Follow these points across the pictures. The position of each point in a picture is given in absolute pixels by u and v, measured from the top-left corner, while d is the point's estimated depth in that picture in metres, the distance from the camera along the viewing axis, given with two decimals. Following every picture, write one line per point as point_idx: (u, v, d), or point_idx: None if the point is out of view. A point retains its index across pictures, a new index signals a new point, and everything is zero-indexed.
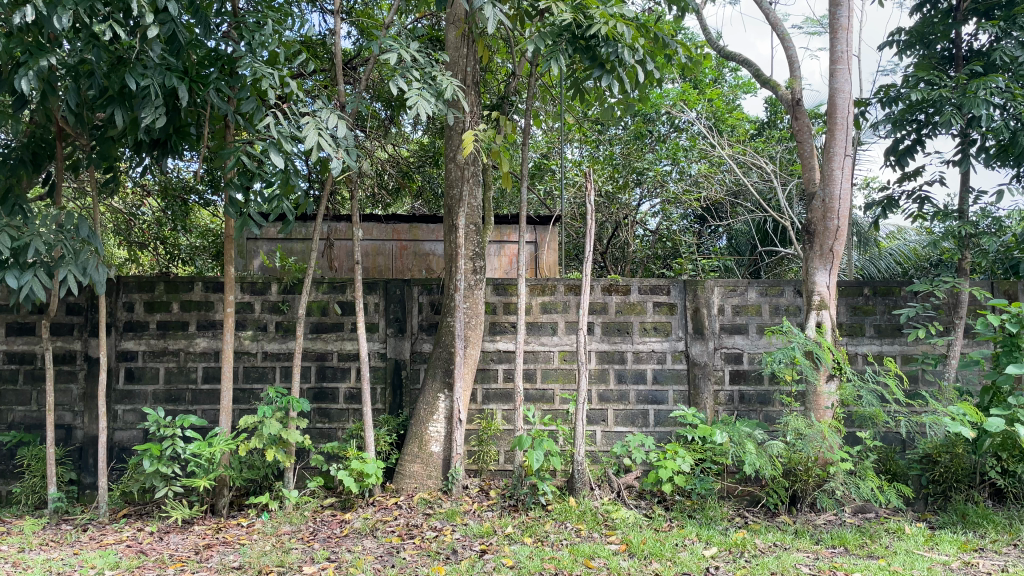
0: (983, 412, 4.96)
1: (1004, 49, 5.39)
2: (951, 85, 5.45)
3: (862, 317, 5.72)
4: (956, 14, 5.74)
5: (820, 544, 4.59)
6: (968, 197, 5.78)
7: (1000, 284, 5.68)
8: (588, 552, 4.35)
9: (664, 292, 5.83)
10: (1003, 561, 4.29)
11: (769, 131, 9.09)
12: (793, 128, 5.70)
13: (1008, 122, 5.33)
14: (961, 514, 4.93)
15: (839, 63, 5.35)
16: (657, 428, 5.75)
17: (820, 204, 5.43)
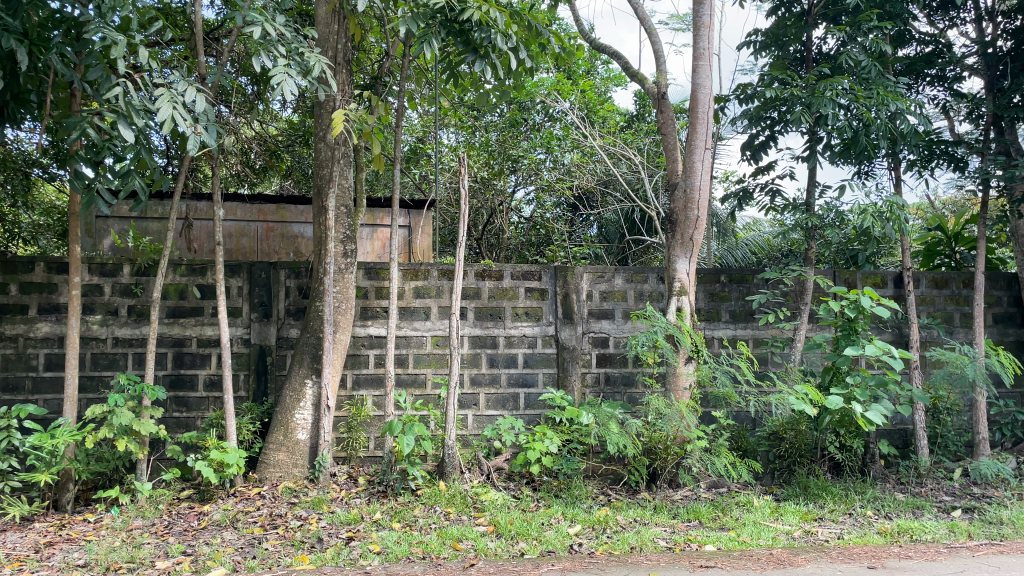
0: (824, 391, 5.32)
1: (850, 53, 5.78)
2: (801, 85, 5.81)
3: (718, 302, 6.05)
4: (807, 17, 6.11)
5: (676, 518, 4.83)
6: (814, 191, 6.19)
7: (842, 273, 6.18)
8: (456, 535, 4.37)
9: (535, 277, 5.92)
10: (839, 528, 4.65)
11: (637, 123, 9.41)
12: (659, 120, 5.92)
13: (851, 122, 5.74)
14: (804, 486, 5.30)
15: (701, 59, 5.59)
16: (527, 411, 5.85)
17: (682, 195, 5.67)
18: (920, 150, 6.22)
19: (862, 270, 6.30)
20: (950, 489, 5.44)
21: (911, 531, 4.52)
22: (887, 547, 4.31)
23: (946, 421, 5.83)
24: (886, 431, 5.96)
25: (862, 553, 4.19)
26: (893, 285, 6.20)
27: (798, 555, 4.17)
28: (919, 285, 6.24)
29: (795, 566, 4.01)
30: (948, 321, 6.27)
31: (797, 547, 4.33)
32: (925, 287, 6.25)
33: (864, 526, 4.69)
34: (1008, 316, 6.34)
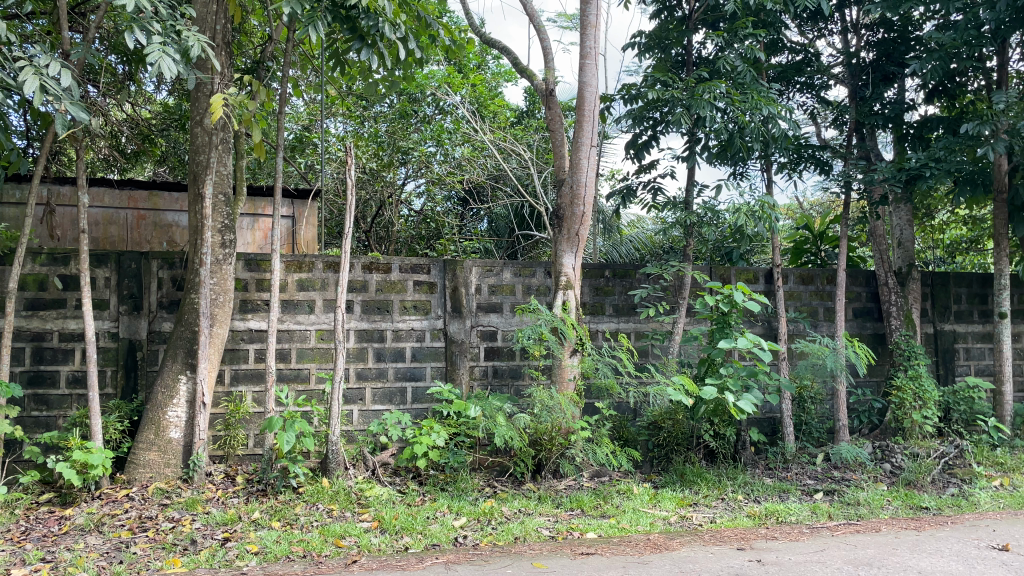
0: (700, 381, 5.55)
1: (726, 58, 6.04)
2: (681, 87, 6.03)
3: (603, 296, 6.21)
4: (688, 22, 6.32)
5: (559, 508, 4.92)
6: (693, 190, 6.44)
7: (717, 268, 6.50)
8: (339, 532, 4.29)
9: (424, 271, 5.88)
10: (711, 513, 4.86)
11: (527, 119, 9.54)
12: (546, 117, 6.00)
13: (727, 124, 6.00)
14: (680, 473, 5.51)
15: (588, 58, 5.70)
16: (414, 405, 5.81)
17: (568, 190, 5.76)
18: (789, 153, 6.57)
19: (736, 266, 6.62)
20: (813, 473, 5.76)
21: (778, 513, 4.78)
22: (755, 529, 4.55)
23: (810, 409, 6.19)
24: (756, 419, 6.31)
25: (732, 536, 4.40)
26: (764, 281, 6.55)
27: (673, 539, 4.34)
28: (787, 281, 6.61)
29: (670, 549, 4.17)
30: (813, 315, 6.67)
31: (673, 532, 4.50)
32: (792, 283, 6.62)
33: (735, 510, 4.93)
34: (867, 310, 6.81)
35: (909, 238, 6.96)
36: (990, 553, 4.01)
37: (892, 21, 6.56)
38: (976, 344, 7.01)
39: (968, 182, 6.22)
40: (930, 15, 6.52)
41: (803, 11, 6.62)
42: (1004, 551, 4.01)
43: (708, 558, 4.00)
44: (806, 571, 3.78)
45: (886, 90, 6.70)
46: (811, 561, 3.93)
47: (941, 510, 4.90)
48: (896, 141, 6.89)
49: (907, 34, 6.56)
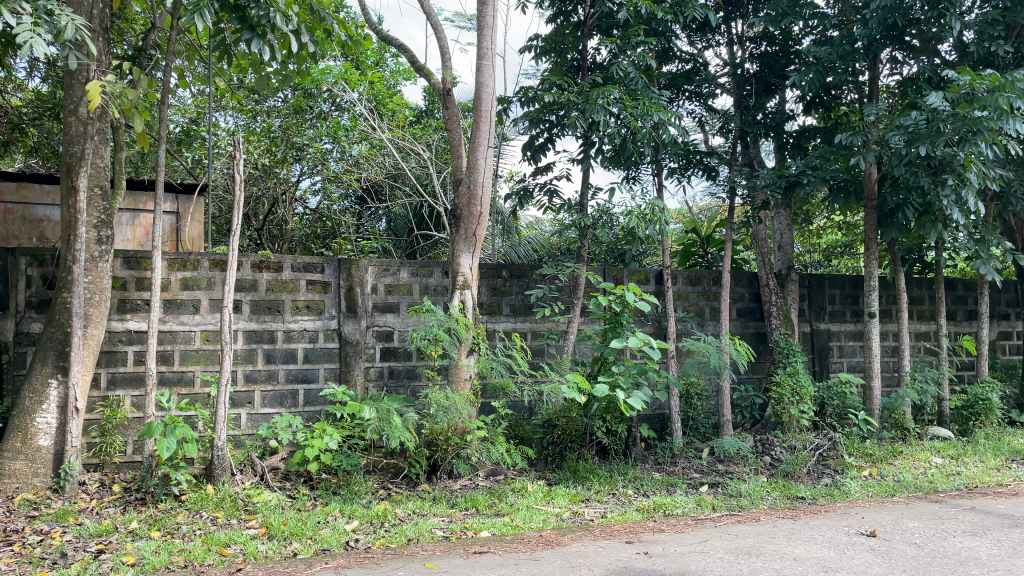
0: (593, 379, 5.66)
1: (620, 65, 6.20)
2: (576, 91, 6.14)
3: (500, 297, 6.25)
4: (583, 28, 6.44)
5: (454, 508, 4.92)
6: (588, 193, 6.56)
7: (611, 271, 6.64)
8: (224, 540, 4.13)
9: (317, 270, 5.76)
10: (603, 508, 4.97)
11: (426, 119, 9.53)
12: (444, 116, 5.98)
13: (620, 129, 6.13)
14: (574, 470, 5.61)
15: (485, 59, 5.72)
16: (306, 408, 5.67)
17: (466, 190, 5.76)
18: (680, 159, 6.79)
19: (628, 267, 6.81)
20: (699, 466, 5.99)
21: (665, 507, 4.94)
22: (643, 522, 4.69)
23: (697, 405, 6.48)
24: (647, 416, 6.55)
25: (622, 530, 4.51)
26: (654, 282, 6.77)
27: (565, 535, 4.41)
28: (676, 282, 6.85)
29: (561, 545, 4.23)
30: (700, 315, 6.94)
31: (564, 528, 4.57)
32: (681, 284, 6.87)
33: (625, 504, 5.06)
34: (749, 310, 7.14)
35: (788, 242, 7.33)
36: (858, 539, 4.26)
37: (774, 35, 6.91)
38: (849, 342, 7.46)
39: (842, 191, 6.66)
40: (809, 31, 6.90)
41: (692, 22, 6.87)
42: (871, 537, 4.28)
43: (598, 552, 4.09)
44: (690, 561, 3.92)
45: (769, 101, 7.03)
46: (694, 552, 4.07)
47: (815, 499, 5.18)
48: (778, 149, 7.25)
49: (788, 48, 6.91)
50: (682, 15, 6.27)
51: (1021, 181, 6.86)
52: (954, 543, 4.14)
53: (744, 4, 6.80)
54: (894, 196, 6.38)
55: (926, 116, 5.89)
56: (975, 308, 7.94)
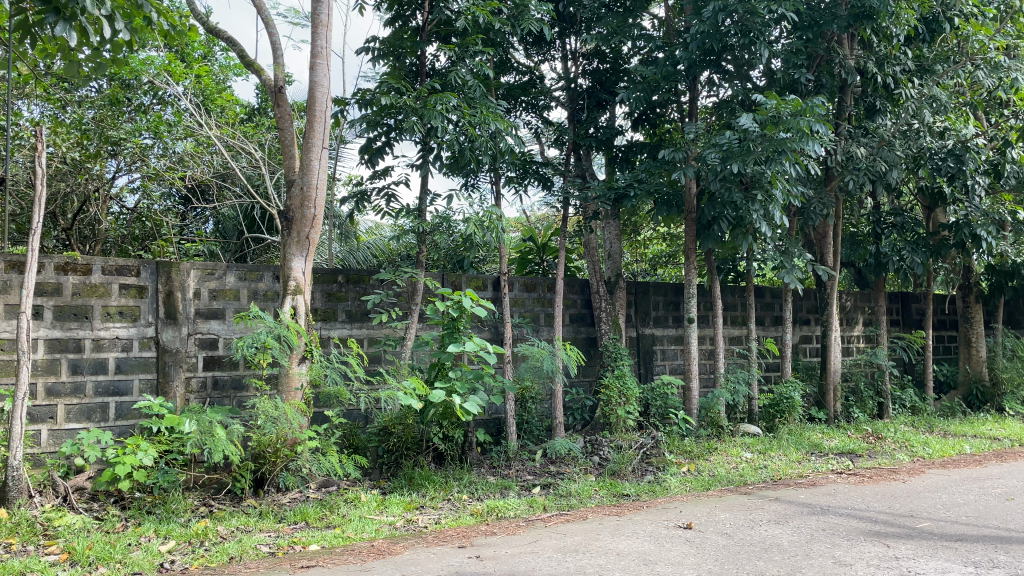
0: (429, 385, 5.63)
1: (458, 72, 6.22)
2: (413, 96, 6.09)
3: (335, 303, 6.09)
4: (422, 34, 6.42)
5: (282, 522, 4.73)
6: (426, 199, 6.55)
7: (449, 276, 6.65)
8: (17, 569, 3.73)
9: (132, 273, 5.37)
10: (437, 514, 4.96)
11: (258, 117, 9.21)
12: (275, 114, 5.76)
13: (459, 137, 6.15)
14: (408, 477, 5.55)
15: (319, 57, 5.57)
16: (118, 422, 5.25)
17: (298, 192, 5.56)
18: (516, 168, 6.92)
19: (465, 273, 6.85)
20: (532, 468, 6.12)
21: (498, 510, 4.99)
22: (476, 526, 4.72)
23: (531, 408, 6.65)
24: (483, 420, 6.61)
25: (455, 535, 4.52)
26: (492, 288, 6.86)
27: (397, 543, 4.36)
28: (513, 289, 6.98)
29: (393, 554, 4.18)
30: (535, 320, 7.11)
31: (397, 536, 4.51)
32: (517, 290, 7.01)
33: (460, 509, 5.07)
34: (581, 316, 7.43)
35: (617, 251, 7.67)
36: (676, 532, 4.51)
37: (605, 53, 7.27)
38: (671, 346, 7.91)
39: (665, 204, 7.07)
40: (636, 51, 7.27)
41: (529, 36, 7.06)
42: (687, 529, 4.55)
43: (430, 558, 4.07)
44: (520, 562, 3.99)
45: (601, 115, 7.34)
46: (524, 552, 4.15)
47: (639, 495, 5.43)
48: (608, 162, 7.60)
49: (618, 67, 7.30)
50: (518, 27, 6.42)
51: (819, 199, 7.57)
52: (760, 531, 4.48)
53: (577, 21, 7.09)
54: (711, 210, 6.84)
55: (738, 136, 6.38)
56: (780, 314, 8.68)
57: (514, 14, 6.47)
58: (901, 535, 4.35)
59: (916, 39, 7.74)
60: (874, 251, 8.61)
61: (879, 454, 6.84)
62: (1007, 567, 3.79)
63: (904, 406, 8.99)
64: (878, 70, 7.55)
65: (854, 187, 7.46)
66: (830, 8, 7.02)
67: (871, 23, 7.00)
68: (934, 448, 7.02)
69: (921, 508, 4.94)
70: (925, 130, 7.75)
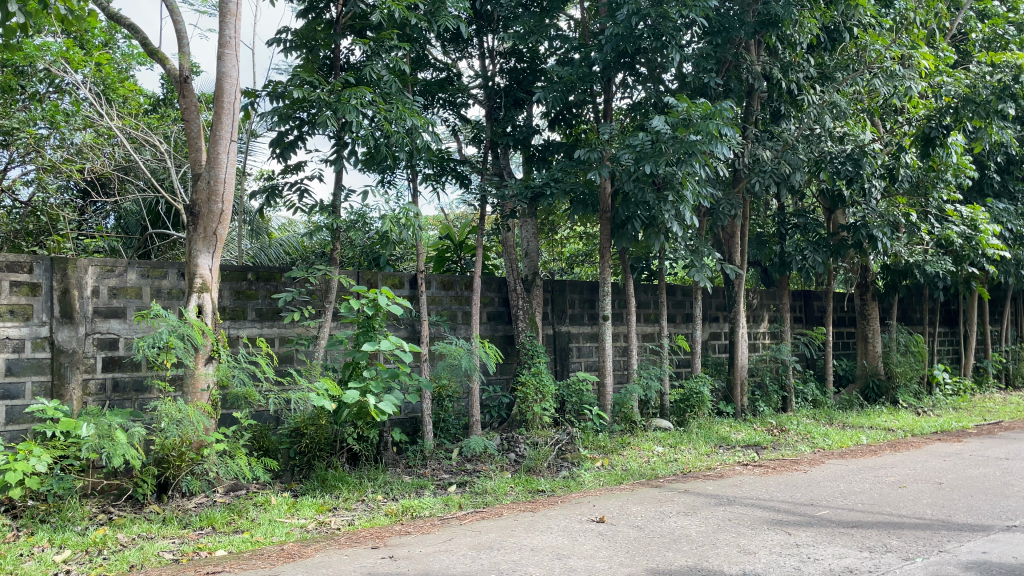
0: (343, 385, 5.53)
1: (373, 67, 6.13)
2: (327, 89, 5.97)
3: (244, 301, 5.92)
4: (336, 26, 6.30)
5: (186, 528, 4.56)
6: (340, 194, 6.44)
7: (364, 274, 6.55)
8: None
9: (24, 269, 5.07)
10: (350, 516, 4.88)
11: (164, 108, 8.86)
12: (180, 105, 5.55)
13: (374, 132, 6.07)
14: (321, 479, 5.45)
15: (227, 47, 5.40)
16: (8, 427, 4.95)
17: (205, 186, 5.38)
18: (434, 165, 6.87)
19: (381, 271, 6.76)
20: (448, 467, 6.10)
21: (412, 509, 4.95)
22: (390, 526, 4.67)
23: (448, 407, 6.63)
24: (398, 420, 6.55)
25: (368, 536, 4.46)
26: (408, 286, 6.80)
27: (307, 546, 4.27)
28: (430, 287, 6.94)
29: (304, 557, 4.09)
30: (452, 318, 7.09)
31: (308, 539, 4.41)
32: (435, 288, 6.97)
33: (373, 510, 5.00)
34: (498, 314, 7.46)
35: (534, 250, 7.73)
36: (589, 526, 4.57)
37: (522, 52, 7.30)
38: (586, 343, 8.02)
39: (581, 203, 7.17)
40: (553, 51, 7.33)
41: (445, 33, 7.04)
42: (600, 523, 4.62)
43: (342, 560, 4.00)
44: (433, 561, 3.96)
45: (518, 114, 7.37)
46: (439, 551, 4.13)
47: (553, 491, 5.48)
48: (526, 160, 7.64)
49: (535, 67, 7.34)
50: (434, 24, 6.37)
51: (727, 200, 7.82)
52: (670, 523, 4.59)
53: (494, 20, 7.09)
54: (624, 210, 6.97)
55: (650, 137, 6.52)
56: (691, 312, 8.93)
57: (430, 10, 6.42)
58: (801, 523, 4.54)
59: (818, 47, 8.08)
60: (779, 250, 8.95)
61: (782, 446, 7.12)
62: (898, 551, 4.00)
63: (806, 400, 9.40)
64: (783, 77, 7.85)
65: (760, 189, 7.74)
66: (737, 14, 7.31)
67: (776, 30, 7.28)
68: (833, 439, 7.35)
69: (821, 496, 5.16)
70: (826, 135, 8.11)
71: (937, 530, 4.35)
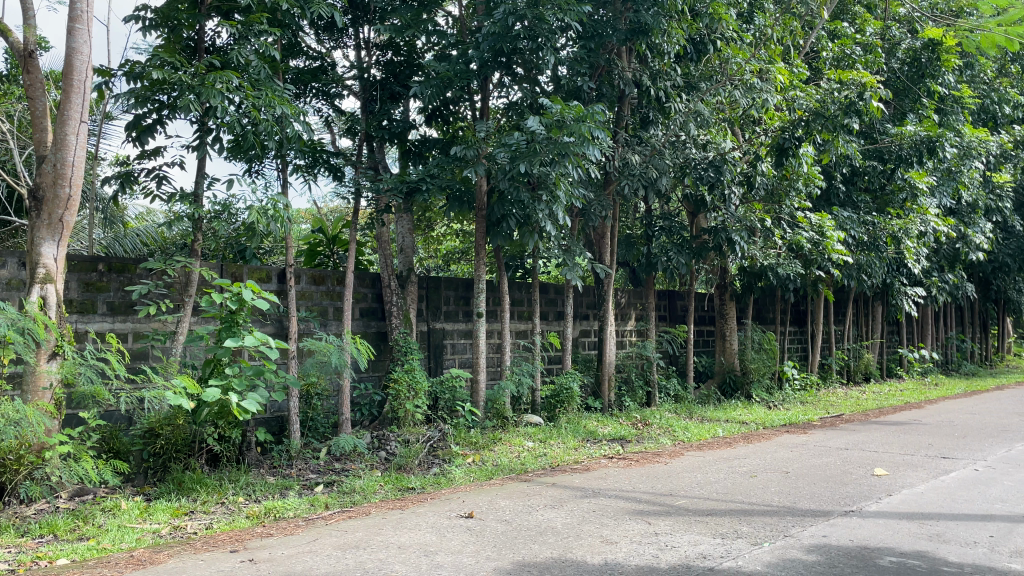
0: (203, 382, 5.28)
1: (240, 50, 5.90)
2: (190, 72, 5.68)
3: (94, 293, 5.56)
4: (202, 6, 5.93)
5: (24, 536, 4.22)
6: (203, 182, 6.15)
7: (228, 266, 6.28)
8: None
9: None
10: (208, 519, 4.67)
11: (8, 85, 8.22)
12: (23, 80, 5.12)
13: (241, 119, 5.84)
14: (177, 481, 5.18)
15: (77, 21, 5.03)
16: None
17: (50, 169, 4.99)
18: (305, 156, 6.68)
19: (247, 265, 6.51)
20: (315, 467, 5.96)
21: (275, 510, 4.80)
22: (251, 528, 4.51)
23: (316, 405, 6.48)
24: (263, 419, 6.35)
25: (226, 540, 4.28)
26: (276, 280, 6.57)
27: (160, 552, 4.05)
28: (300, 281, 6.75)
29: (155, 564, 3.87)
30: (323, 314, 6.93)
31: (160, 545, 4.19)
32: (304, 283, 6.78)
33: (233, 512, 4.81)
34: (371, 310, 7.34)
35: (410, 245, 7.73)
36: (457, 521, 4.59)
37: (399, 45, 7.22)
38: (460, 340, 8.04)
39: (457, 200, 7.17)
40: (430, 46, 7.30)
41: (319, 20, 6.87)
42: (468, 518, 4.64)
43: (198, 565, 3.82)
44: (296, 563, 3.86)
45: (394, 108, 7.30)
46: (302, 552, 4.02)
47: (423, 488, 5.46)
48: (402, 155, 7.58)
49: (412, 61, 7.28)
50: (308, 10, 6.19)
51: (599, 201, 8.04)
52: (536, 516, 4.68)
53: (370, 10, 6.96)
54: (499, 208, 7.02)
55: (525, 137, 6.61)
56: (563, 309, 9.15)
57: None
58: (661, 512, 4.73)
59: (685, 58, 8.44)
60: (645, 252, 9.30)
61: (646, 439, 7.40)
62: (748, 537, 4.24)
63: (668, 394, 9.83)
64: (652, 84, 8.15)
65: (629, 191, 8.01)
66: (609, 21, 7.59)
67: (646, 39, 7.58)
68: (693, 432, 7.72)
69: (680, 486, 5.41)
70: (691, 142, 8.51)
71: (782, 516, 4.64)
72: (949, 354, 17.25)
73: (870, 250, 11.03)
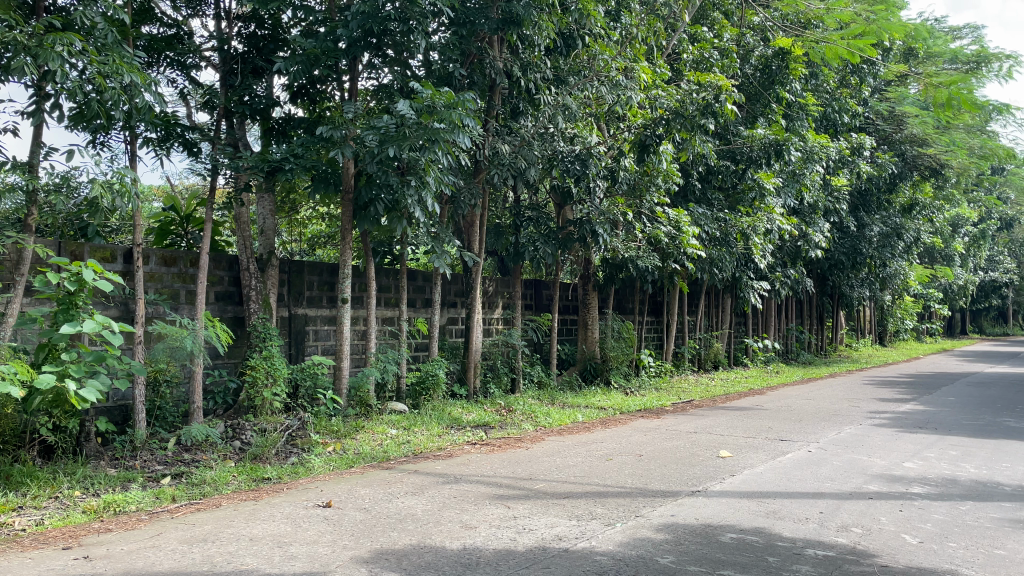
0: (36, 369, 4.86)
1: (85, 12, 5.47)
2: (27, 32, 5.19)
3: None
4: None
5: None
6: (38, 152, 5.68)
7: (67, 245, 5.83)
8: None
9: None
10: (39, 515, 4.33)
11: None
12: None
13: (84, 86, 5.44)
14: (4, 475, 4.77)
15: None
16: None
17: None
18: (156, 128, 6.24)
19: (88, 243, 6.07)
20: (162, 458, 5.66)
21: (116, 504, 4.51)
22: (88, 523, 4.22)
23: (165, 392, 6.15)
24: (104, 408, 5.95)
25: (59, 536, 3.99)
26: (122, 261, 6.16)
27: None
28: (148, 262, 6.36)
29: None
30: (174, 297, 6.56)
31: None
32: (153, 264, 6.41)
33: (68, 507, 4.49)
34: (227, 294, 7.02)
35: (271, 227, 7.48)
36: (314, 511, 4.49)
37: (263, 19, 6.95)
38: (324, 326, 7.85)
39: (322, 181, 6.97)
40: (297, 22, 7.09)
41: None
42: (326, 508, 4.55)
43: (25, 564, 3.54)
44: (137, 558, 3.65)
45: (257, 84, 7.04)
46: (144, 547, 3.81)
47: (280, 478, 5.30)
48: (264, 133, 7.33)
49: (277, 35, 7.03)
50: None
51: (468, 189, 8.10)
52: (397, 503, 4.65)
53: None
54: (367, 192, 6.88)
55: (395, 121, 6.51)
56: (431, 297, 9.12)
57: None
58: (520, 496, 4.83)
59: (554, 51, 8.60)
60: (513, 241, 9.42)
61: (508, 425, 7.52)
62: (602, 518, 4.39)
63: (532, 380, 10.02)
64: (522, 75, 8.26)
65: (499, 181, 8.10)
66: (481, 9, 7.60)
67: (517, 30, 7.66)
68: (554, 417, 7.92)
69: (539, 471, 5.53)
70: (558, 135, 8.68)
71: (635, 498, 4.84)
72: (789, 344, 18.53)
73: (721, 245, 11.68)
